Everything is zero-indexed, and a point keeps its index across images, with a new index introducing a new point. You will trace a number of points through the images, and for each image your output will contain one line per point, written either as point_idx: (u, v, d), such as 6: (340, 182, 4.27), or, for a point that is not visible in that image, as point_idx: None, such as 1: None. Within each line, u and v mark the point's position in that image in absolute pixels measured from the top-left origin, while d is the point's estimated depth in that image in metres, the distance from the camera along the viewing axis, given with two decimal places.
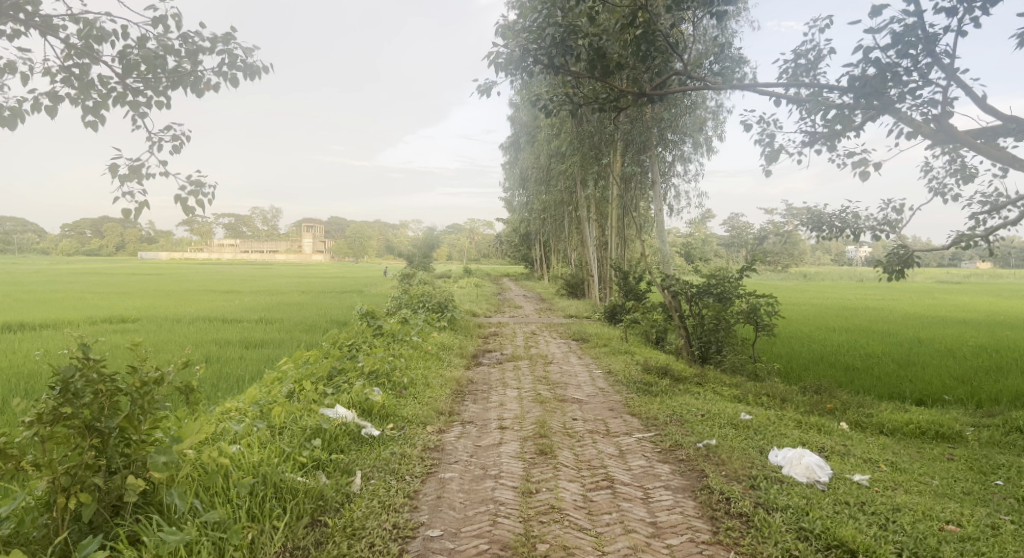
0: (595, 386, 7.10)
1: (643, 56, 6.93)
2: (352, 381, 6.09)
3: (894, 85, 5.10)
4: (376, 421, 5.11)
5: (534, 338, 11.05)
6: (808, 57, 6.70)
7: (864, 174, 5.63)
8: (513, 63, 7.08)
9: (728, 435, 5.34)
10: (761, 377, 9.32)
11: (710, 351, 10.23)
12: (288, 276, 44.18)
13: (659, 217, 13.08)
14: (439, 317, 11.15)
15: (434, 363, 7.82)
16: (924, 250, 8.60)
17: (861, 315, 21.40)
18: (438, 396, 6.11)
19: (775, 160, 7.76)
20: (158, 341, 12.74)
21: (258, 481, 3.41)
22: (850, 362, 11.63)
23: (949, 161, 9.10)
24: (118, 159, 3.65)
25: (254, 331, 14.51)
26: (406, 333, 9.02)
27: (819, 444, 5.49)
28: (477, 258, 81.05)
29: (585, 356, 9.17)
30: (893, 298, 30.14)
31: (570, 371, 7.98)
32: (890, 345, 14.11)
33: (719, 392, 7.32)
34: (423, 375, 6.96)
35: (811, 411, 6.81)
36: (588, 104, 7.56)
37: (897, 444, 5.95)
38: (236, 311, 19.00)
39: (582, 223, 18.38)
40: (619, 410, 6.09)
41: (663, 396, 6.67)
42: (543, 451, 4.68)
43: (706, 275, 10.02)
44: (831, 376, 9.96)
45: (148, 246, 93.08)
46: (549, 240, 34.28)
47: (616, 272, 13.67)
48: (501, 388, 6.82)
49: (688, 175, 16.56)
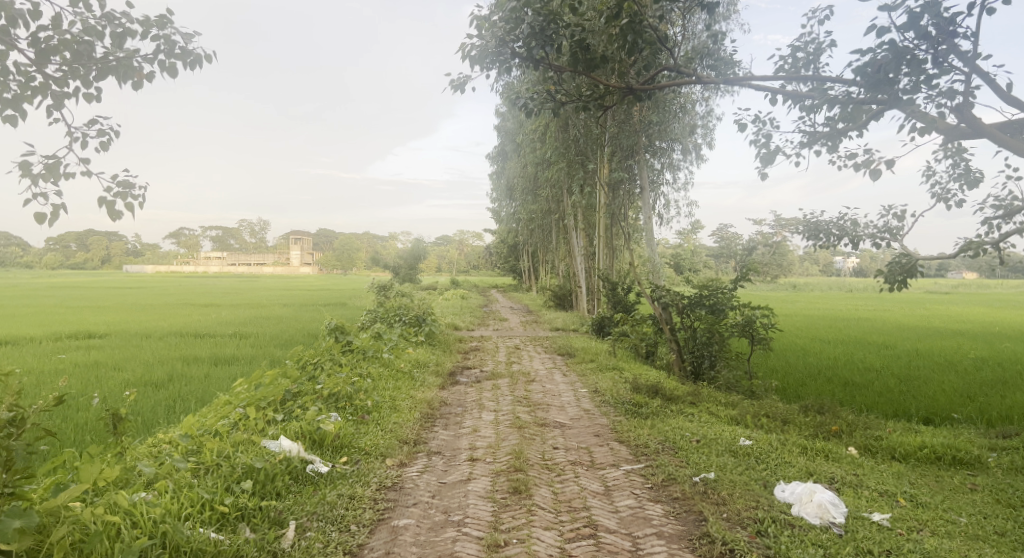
0: (579, 408, 6.48)
1: (630, 49, 6.40)
2: (307, 406, 5.44)
3: (909, 72, 4.57)
4: (327, 454, 4.46)
5: (517, 353, 10.45)
6: (809, 49, 6.21)
7: (875, 173, 5.12)
8: (490, 56, 6.55)
9: (727, 466, 4.76)
10: (759, 395, 8.71)
11: (703, 366, 9.65)
12: (273, 288, 43.42)
13: (648, 226, 12.55)
14: (416, 332, 10.49)
15: (405, 383, 7.17)
16: (927, 259, 8.12)
17: (854, 326, 20.98)
18: (404, 422, 5.48)
19: (771, 163, 7.22)
20: (118, 359, 11.98)
21: (153, 544, 2.79)
22: (850, 377, 11.10)
23: (951, 165, 8.74)
24: (28, 155, 3.13)
25: (224, 347, 13.78)
26: (378, 350, 8.36)
27: (827, 475, 4.95)
28: (467, 270, 80.47)
29: (570, 373, 8.55)
30: (882, 308, 29.91)
31: (553, 390, 7.36)
32: (889, 358, 13.62)
33: (715, 414, 6.73)
34: (391, 397, 6.32)
35: (816, 434, 6.23)
36: (572, 103, 7.04)
37: (912, 473, 5.40)
38: (210, 325, 18.23)
39: (569, 232, 17.86)
40: (606, 436, 5.47)
41: (653, 419, 6.07)
42: (516, 489, 4.05)
43: (698, 286, 9.52)
44: (831, 393, 9.46)
45: (132, 259, 91.93)
46: (536, 251, 33.69)
47: (604, 283, 13.12)
48: (477, 411, 6.18)
49: (677, 184, 16.14)
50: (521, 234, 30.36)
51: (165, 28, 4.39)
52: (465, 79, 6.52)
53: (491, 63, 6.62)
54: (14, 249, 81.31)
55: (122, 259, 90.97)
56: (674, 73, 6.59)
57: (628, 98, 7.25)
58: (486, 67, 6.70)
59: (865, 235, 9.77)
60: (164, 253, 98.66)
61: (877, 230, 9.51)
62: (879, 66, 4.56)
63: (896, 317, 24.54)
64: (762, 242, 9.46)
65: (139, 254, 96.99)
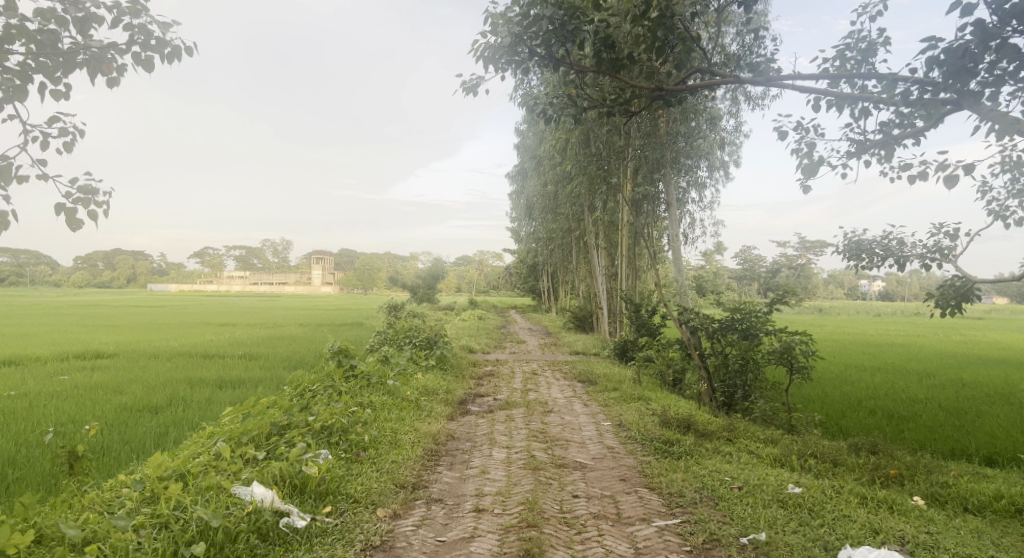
0: (602, 445, 5.78)
1: (659, 48, 5.78)
2: (294, 441, 4.84)
3: (996, 60, 3.89)
4: (308, 502, 3.86)
5: (534, 379, 9.77)
6: (861, 45, 5.54)
7: (949, 181, 4.42)
8: (504, 55, 5.97)
9: (777, 522, 4.05)
10: (800, 430, 7.92)
11: (736, 397, 8.92)
12: (291, 308, 43.29)
13: (674, 245, 11.86)
14: (427, 356, 9.86)
15: (409, 413, 6.54)
16: (986, 281, 7.31)
17: (889, 352, 19.94)
18: (402, 462, 4.86)
19: (815, 176, 6.53)
20: (119, 382, 11.52)
21: None
22: (895, 409, 10.21)
23: (1008, 180, 7.98)
24: None
25: (231, 369, 13.28)
26: (383, 376, 7.72)
27: (897, 533, 4.19)
28: (486, 290, 80.17)
29: (592, 403, 7.84)
30: (916, 333, 28.70)
31: (572, 423, 6.66)
32: (933, 388, 12.67)
33: (755, 453, 5.98)
34: (391, 431, 5.69)
35: (873, 480, 5.43)
36: (595, 108, 6.46)
37: (993, 531, 4.58)
38: (221, 346, 17.80)
39: (590, 252, 17.23)
40: (633, 480, 4.79)
41: (687, 460, 5.36)
42: (528, 553, 3.38)
43: (729, 309, 8.82)
44: (877, 428, 8.61)
45: (156, 278, 93.15)
46: (555, 271, 33.03)
47: (627, 304, 12.49)
48: (487, 448, 5.52)
49: (703, 202, 15.45)
50: (541, 254, 29.81)
51: (139, 15, 3.89)
52: (478, 81, 5.99)
53: (507, 63, 6.03)
54: (43, 268, 82.90)
55: (148, 278, 92.21)
56: (709, 74, 5.96)
57: (655, 102, 6.62)
58: (500, 68, 6.13)
59: (913, 255, 9.01)
60: (188, 272, 100.00)
61: (925, 250, 8.75)
62: (962, 53, 3.88)
63: (933, 343, 23.38)
64: (793, 263, 8.76)
65: (164, 272, 98.43)
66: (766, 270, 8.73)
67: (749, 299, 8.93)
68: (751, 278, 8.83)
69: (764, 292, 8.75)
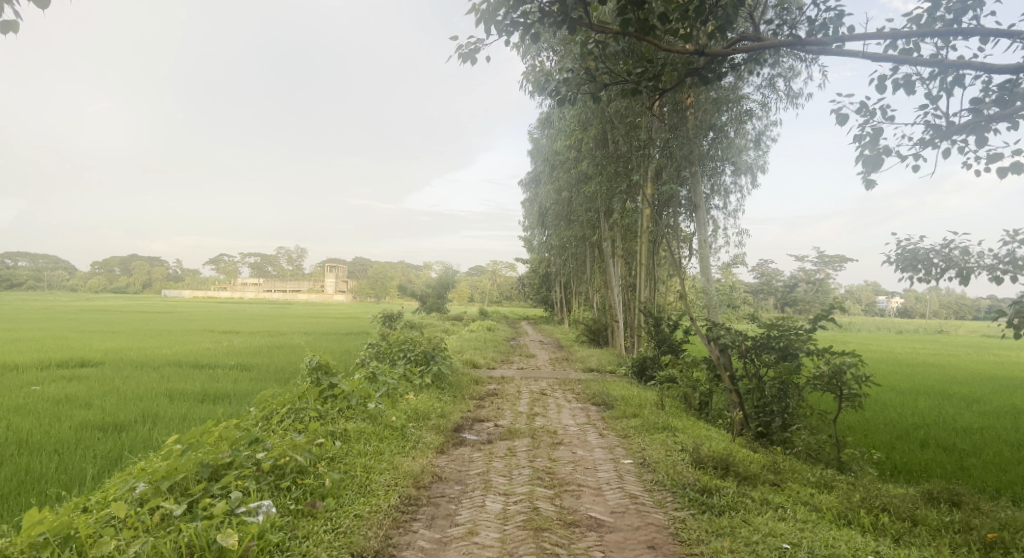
0: (623, 493, 4.67)
1: (697, 9, 4.77)
2: (230, 490, 3.83)
3: None
4: None
5: (542, 400, 8.70)
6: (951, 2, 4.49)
7: None
8: (510, 11, 4.97)
9: None
10: (851, 468, 6.77)
11: (773, 427, 7.73)
12: (298, 316, 42.56)
13: (701, 254, 10.74)
14: (422, 373, 8.82)
15: (392, 444, 5.47)
16: None
17: (926, 373, 18.48)
18: (366, 517, 3.82)
19: (881, 169, 5.44)
20: (89, 394, 10.57)
21: None
22: (953, 442, 8.92)
23: None
24: None
25: (218, 380, 12.32)
26: (366, 398, 6.67)
27: None
28: (498, 301, 79.38)
29: (608, 433, 6.75)
30: (948, 352, 27.07)
31: (585, 459, 5.56)
32: (989, 417, 11.30)
33: (813, 506, 4.80)
34: (363, 469, 4.66)
35: (968, 546, 4.23)
36: (618, 83, 5.45)
37: None
38: (215, 355, 16.90)
39: (607, 260, 16.12)
40: (664, 550, 3.72)
41: (731, 517, 4.23)
42: None
43: (765, 324, 7.62)
44: (939, 465, 7.40)
45: (170, 284, 93.31)
46: (569, 282, 31.93)
47: (646, 318, 11.52)
48: (479, 496, 4.43)
49: (728, 209, 14.37)
50: (554, 263, 28.64)
51: None
52: (476, 46, 5.21)
53: (511, 24, 5.05)
54: (59, 273, 83.29)
55: (162, 284, 92.32)
56: (756, 41, 4.95)
57: (689, 78, 5.57)
58: (503, 30, 5.16)
59: (980, 267, 7.82)
60: (202, 278, 100.00)
61: (997, 261, 7.54)
62: None
63: (972, 364, 21.81)
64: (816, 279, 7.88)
65: (178, 278, 98.89)
66: (782, 284, 7.63)
67: (760, 312, 7.80)
68: (766, 291, 7.70)
69: (783, 308, 7.68)
